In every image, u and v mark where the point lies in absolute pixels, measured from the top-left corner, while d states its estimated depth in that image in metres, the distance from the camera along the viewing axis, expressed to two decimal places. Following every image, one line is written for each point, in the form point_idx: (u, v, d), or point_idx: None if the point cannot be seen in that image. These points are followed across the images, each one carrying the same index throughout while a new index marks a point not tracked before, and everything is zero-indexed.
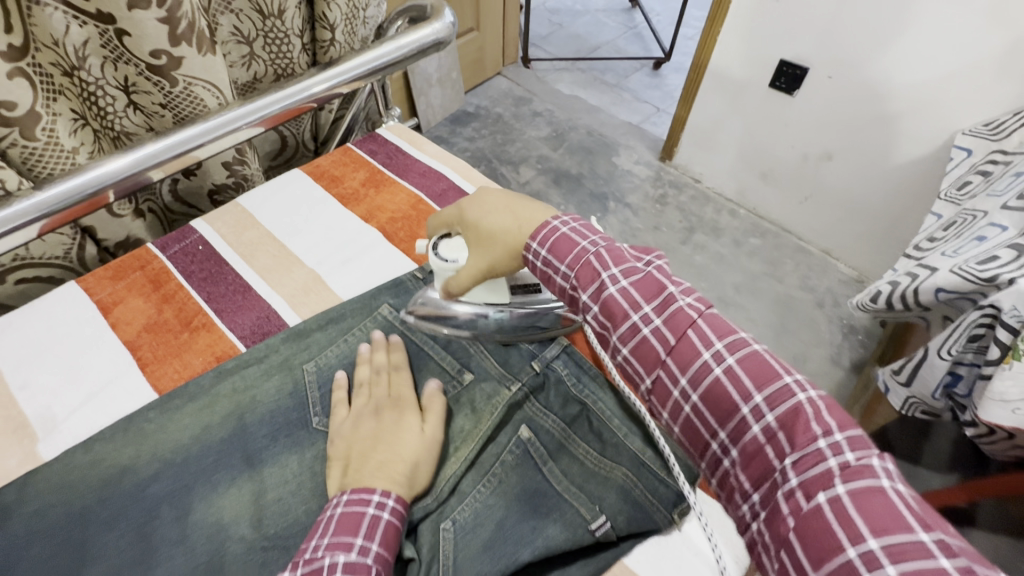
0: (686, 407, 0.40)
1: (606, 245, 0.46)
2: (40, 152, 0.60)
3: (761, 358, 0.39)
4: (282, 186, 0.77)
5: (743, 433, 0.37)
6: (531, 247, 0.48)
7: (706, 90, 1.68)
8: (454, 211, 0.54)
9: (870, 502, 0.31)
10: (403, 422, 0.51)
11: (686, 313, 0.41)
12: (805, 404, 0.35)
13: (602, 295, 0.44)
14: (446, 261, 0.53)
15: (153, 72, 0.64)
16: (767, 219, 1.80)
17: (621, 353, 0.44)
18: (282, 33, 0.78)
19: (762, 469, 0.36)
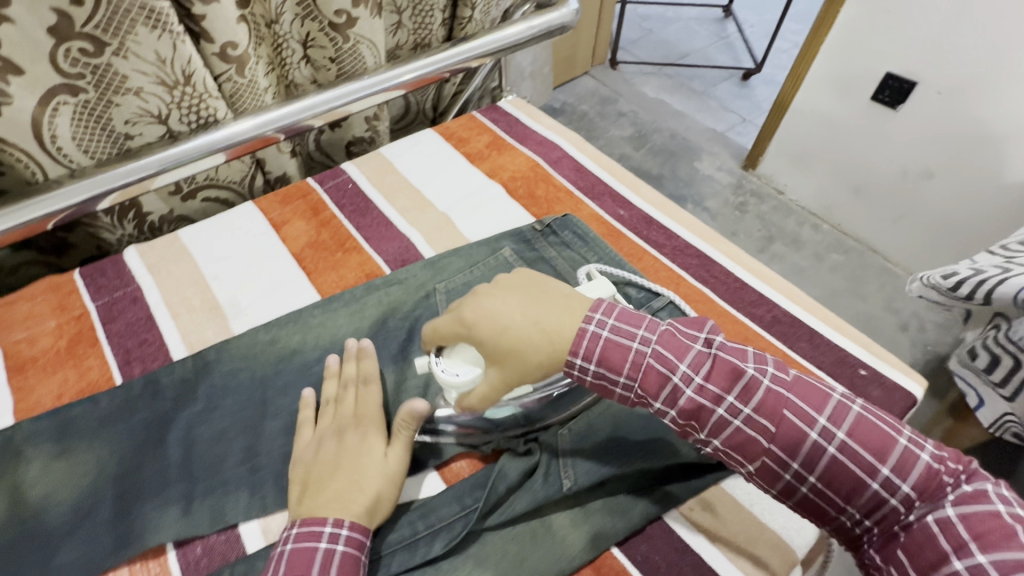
0: (802, 487, 0.43)
1: (656, 337, 0.44)
2: (242, 88, 0.71)
3: (837, 404, 0.43)
4: (417, 142, 0.86)
5: (879, 504, 0.41)
6: (575, 363, 0.44)
7: (801, 100, 1.66)
8: (452, 323, 0.47)
9: (980, 521, 0.38)
10: (366, 447, 0.48)
11: (773, 395, 0.42)
12: (932, 463, 0.40)
13: (677, 400, 0.43)
14: (454, 377, 0.48)
15: (332, 29, 0.75)
16: (852, 237, 1.77)
17: (713, 443, 0.44)
18: (430, 7, 0.88)
19: (818, 473, 0.42)
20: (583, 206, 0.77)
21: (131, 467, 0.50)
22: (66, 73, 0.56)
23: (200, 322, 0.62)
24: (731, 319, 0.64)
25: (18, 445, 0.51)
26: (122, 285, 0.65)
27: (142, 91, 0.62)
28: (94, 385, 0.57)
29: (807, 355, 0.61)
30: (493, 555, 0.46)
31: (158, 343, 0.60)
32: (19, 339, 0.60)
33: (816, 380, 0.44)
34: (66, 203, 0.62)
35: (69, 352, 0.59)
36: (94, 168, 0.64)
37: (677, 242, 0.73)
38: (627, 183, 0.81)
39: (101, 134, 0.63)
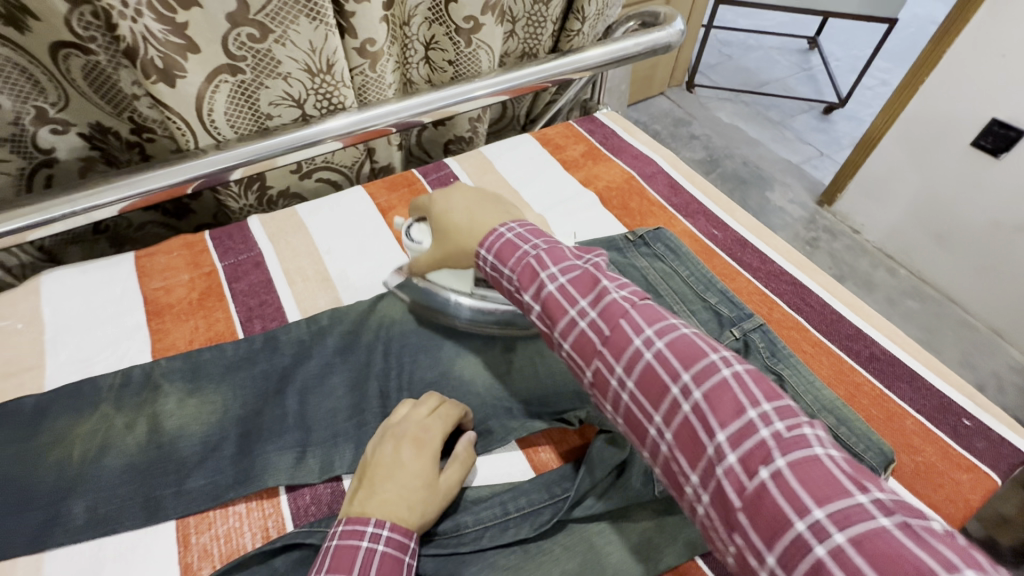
0: (624, 396, 0.39)
1: (546, 247, 0.47)
2: (370, 81, 0.76)
3: (733, 392, 0.34)
4: (516, 145, 0.89)
5: (676, 413, 0.36)
6: (481, 255, 0.50)
7: (891, 138, 1.60)
8: (425, 199, 0.59)
9: (806, 470, 0.30)
10: (419, 463, 0.46)
11: (618, 305, 0.41)
12: (730, 379, 0.35)
13: (543, 295, 0.44)
14: (412, 243, 0.60)
15: (456, 33, 0.79)
16: (930, 285, 1.68)
17: (629, 392, 0.39)
18: (543, 18, 0.92)
19: (712, 482, 0.33)
20: (676, 222, 0.78)
21: (253, 414, 0.55)
22: (232, 55, 0.62)
23: (314, 291, 0.67)
24: (825, 350, 0.63)
25: (156, 380, 0.57)
26: (246, 250, 0.71)
27: (290, 76, 0.68)
28: (220, 335, 0.62)
29: (905, 396, 0.60)
30: (580, 544, 0.47)
31: (277, 305, 0.66)
32: (157, 287, 0.66)
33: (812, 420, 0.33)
34: (210, 169, 0.68)
35: (200, 304, 0.65)
36: (236, 141, 0.70)
37: (771, 267, 0.72)
38: (721, 204, 0.82)
39: (247, 111, 0.70)
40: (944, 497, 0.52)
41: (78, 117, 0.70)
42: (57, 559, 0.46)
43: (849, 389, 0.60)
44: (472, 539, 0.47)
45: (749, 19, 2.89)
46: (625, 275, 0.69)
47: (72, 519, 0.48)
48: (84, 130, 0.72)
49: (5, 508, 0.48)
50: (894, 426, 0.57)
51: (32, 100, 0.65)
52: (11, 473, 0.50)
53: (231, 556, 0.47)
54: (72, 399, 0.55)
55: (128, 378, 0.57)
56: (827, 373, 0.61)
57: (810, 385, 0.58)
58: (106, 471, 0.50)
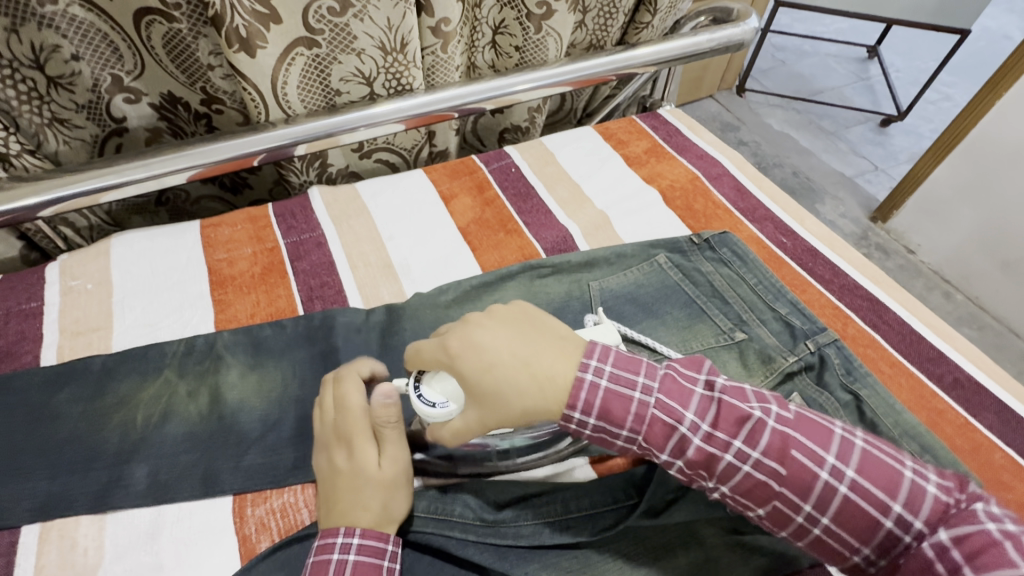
0: (812, 530, 0.39)
1: (658, 385, 0.41)
2: (438, 62, 0.75)
3: (914, 484, 0.38)
4: (577, 138, 0.87)
5: (828, 500, 0.38)
6: (574, 418, 0.40)
7: (961, 152, 1.54)
8: (436, 348, 0.43)
9: (952, 529, 0.36)
10: (354, 461, 0.45)
11: (778, 436, 0.39)
12: (909, 476, 0.38)
13: (687, 452, 0.40)
14: (431, 407, 0.43)
15: (529, 19, 0.77)
16: (987, 312, 1.63)
17: (719, 491, 0.40)
18: (614, 8, 0.89)
19: (881, 544, 0.38)
20: (743, 227, 0.75)
21: (312, 393, 0.55)
22: (311, 28, 0.62)
23: (372, 275, 0.67)
24: (905, 371, 0.60)
25: (217, 350, 0.57)
26: (308, 228, 0.71)
27: (363, 53, 0.67)
28: (281, 312, 0.62)
29: (993, 427, 0.56)
30: (643, 555, 0.45)
31: (336, 285, 0.65)
32: (221, 260, 0.66)
33: (852, 431, 0.41)
34: (277, 143, 0.68)
35: (262, 278, 0.65)
36: (305, 117, 0.70)
37: (845, 280, 0.69)
38: (792, 212, 0.78)
39: (319, 88, 0.69)
40: None
41: (151, 86, 0.70)
42: (121, 522, 0.47)
43: (931, 416, 0.56)
44: (530, 533, 0.46)
45: (805, 24, 2.79)
46: (689, 279, 0.67)
47: (133, 483, 0.48)
48: (155, 100, 0.72)
49: (70, 466, 0.49)
50: (981, 457, 0.53)
51: (110, 66, 0.66)
52: (76, 432, 0.51)
53: (288, 533, 0.47)
54: (136, 363, 0.55)
55: (191, 347, 0.57)
56: (909, 399, 0.57)
57: (891, 408, 0.54)
58: (168, 438, 0.51)
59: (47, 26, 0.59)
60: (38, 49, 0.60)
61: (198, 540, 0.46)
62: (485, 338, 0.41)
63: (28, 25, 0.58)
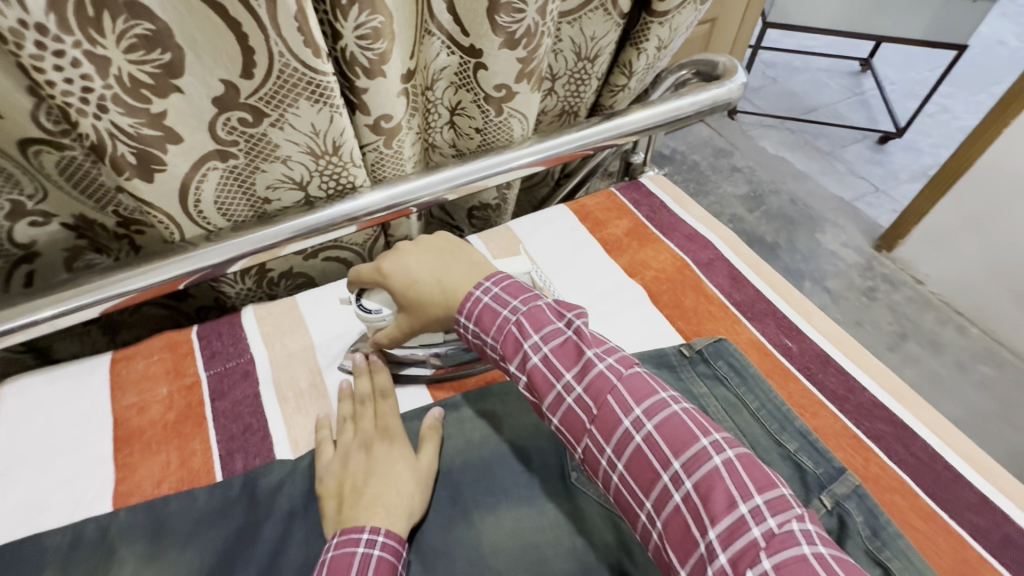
0: (614, 476, 0.43)
1: (526, 309, 0.49)
2: (384, 157, 0.65)
3: (717, 474, 0.39)
4: (551, 220, 0.78)
5: (626, 444, 0.42)
6: (460, 322, 0.52)
7: (973, 178, 1.44)
8: (373, 268, 0.56)
9: (793, 571, 0.34)
10: (396, 454, 0.52)
11: (606, 380, 0.45)
12: (719, 468, 0.39)
13: (526, 366, 0.48)
14: (370, 313, 0.56)
15: (487, 101, 0.68)
16: (1005, 346, 1.55)
17: (552, 421, 0.47)
18: (586, 75, 0.79)
19: (664, 510, 0.40)
20: (740, 328, 0.65)
21: None
22: (221, 140, 0.53)
23: (309, 416, 0.57)
24: (943, 527, 0.50)
25: (110, 540, 0.47)
26: (236, 355, 0.61)
27: (290, 159, 0.58)
28: (193, 476, 0.52)
29: None
30: None
31: (263, 433, 0.55)
32: (130, 406, 0.57)
33: (700, 422, 0.42)
34: (198, 266, 0.59)
35: (176, 429, 0.55)
36: (229, 232, 0.61)
37: (861, 397, 0.59)
38: (795, 305, 0.68)
39: (243, 197, 0.60)
40: None
41: (60, 207, 0.62)
42: None
43: None
44: None
45: (793, 38, 2.72)
46: None
47: None
48: (67, 220, 0.63)
49: None
50: None
51: (5, 194, 0.57)
52: None
53: None
54: (8, 568, 0.45)
55: (79, 538, 0.47)
56: (950, 568, 0.47)
57: None
58: None
59: None
60: None
61: None
62: (415, 274, 0.54)
63: None
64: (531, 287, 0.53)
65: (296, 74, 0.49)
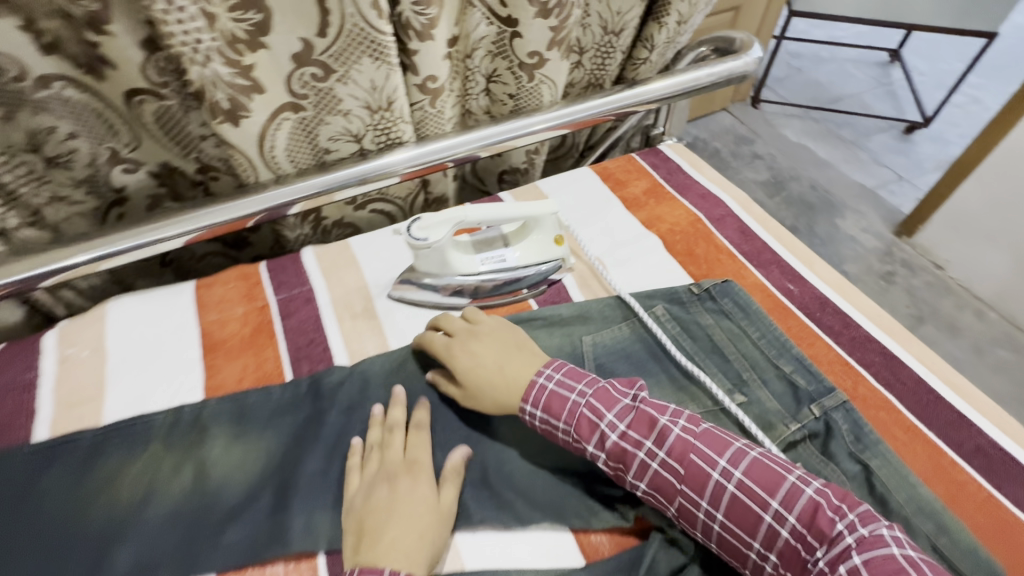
0: (714, 526, 0.46)
1: (592, 391, 0.52)
2: (429, 115, 0.74)
3: (814, 504, 0.43)
4: (575, 180, 0.85)
5: (722, 494, 0.45)
6: (526, 409, 0.53)
7: (994, 162, 1.45)
8: (451, 217, 0.62)
9: (884, 567, 0.38)
10: (416, 492, 0.49)
11: (683, 442, 0.48)
12: (815, 497, 0.43)
13: (605, 444, 0.49)
14: (417, 239, 0.62)
15: (520, 69, 0.76)
16: (1023, 331, 1.55)
17: (640, 487, 0.49)
18: (611, 48, 0.87)
19: (775, 544, 0.43)
20: (746, 274, 0.72)
21: (295, 465, 0.54)
22: (295, 93, 0.62)
23: (361, 334, 0.66)
24: (921, 438, 0.56)
25: (203, 421, 0.57)
26: (299, 284, 0.70)
27: (350, 113, 0.67)
28: (268, 376, 0.62)
29: (1020, 501, 0.51)
30: None
31: (325, 345, 0.65)
32: (213, 321, 0.67)
33: (775, 461, 0.46)
34: (268, 204, 0.68)
35: (252, 340, 0.65)
36: (295, 176, 0.70)
37: (855, 332, 0.65)
38: (799, 255, 0.74)
39: (308, 147, 0.69)
40: None
41: (149, 156, 0.72)
42: None
43: (950, 489, 0.52)
44: None
45: (821, 30, 2.73)
46: (686, 333, 0.64)
47: (115, 568, 0.48)
48: (153, 168, 0.73)
49: (56, 551, 0.49)
50: (1008, 539, 0.49)
51: (107, 142, 0.67)
52: (62, 514, 0.51)
53: None
54: (123, 437, 0.56)
55: (177, 419, 0.57)
56: (924, 468, 0.53)
57: (905, 482, 0.51)
58: (150, 521, 0.50)
59: (41, 111, 0.61)
60: (35, 133, 0.62)
61: None
62: (470, 213, 0.63)
63: (23, 111, 0.60)
64: (585, 368, 0.56)
65: (361, 32, 0.58)
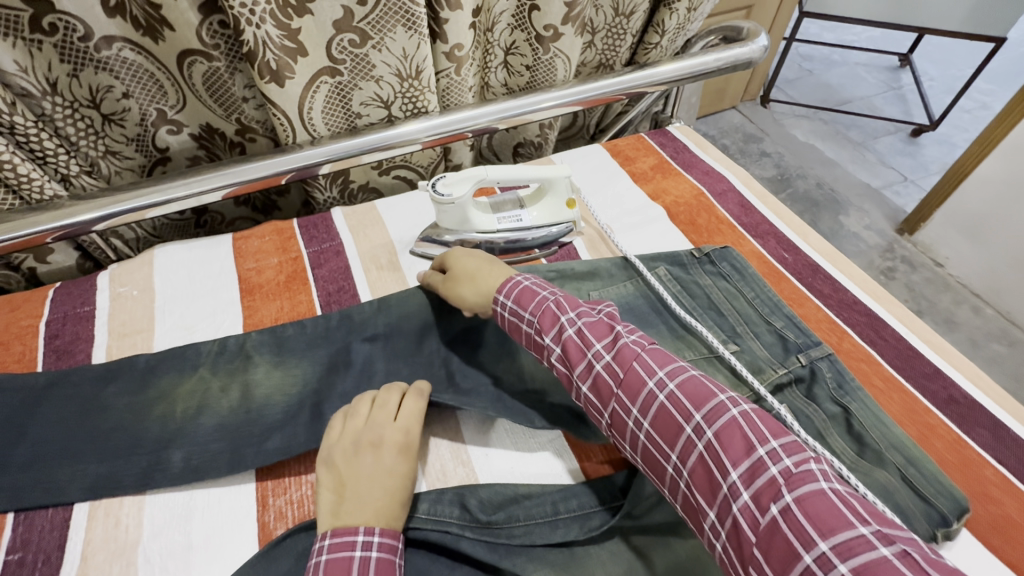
0: (641, 435, 0.46)
1: (564, 296, 0.56)
2: (453, 85, 0.80)
3: (737, 425, 0.41)
4: (586, 155, 0.91)
5: (652, 403, 0.45)
6: (500, 300, 0.58)
7: (994, 161, 1.49)
8: (473, 176, 0.67)
9: (812, 504, 0.36)
10: (383, 466, 0.49)
11: (631, 350, 0.49)
12: (738, 418, 0.41)
13: (561, 338, 0.52)
14: (441, 195, 0.67)
15: (537, 40, 0.82)
16: (1018, 327, 1.58)
17: (581, 388, 0.50)
18: (622, 30, 0.92)
19: (691, 459, 0.42)
20: (744, 242, 0.77)
21: (329, 391, 0.60)
22: (334, 59, 0.68)
23: (386, 284, 0.71)
24: (898, 387, 0.60)
25: (247, 351, 0.62)
26: (329, 239, 0.76)
27: (382, 79, 0.73)
28: (301, 316, 0.68)
29: (986, 444, 0.56)
30: (627, 552, 0.48)
31: (352, 292, 0.70)
32: (250, 268, 0.72)
33: (712, 383, 0.45)
34: (301, 163, 0.74)
35: (287, 286, 0.71)
36: (328, 139, 0.75)
37: (843, 295, 0.70)
38: (795, 228, 0.80)
39: (341, 111, 0.75)
40: (1022, 555, 0.49)
41: (192, 118, 0.78)
42: (155, 503, 0.52)
43: (921, 431, 0.57)
44: (522, 533, 0.49)
45: (833, 32, 2.76)
46: (686, 291, 0.69)
47: (167, 469, 0.54)
48: (195, 130, 0.80)
49: (113, 453, 0.55)
50: (971, 474, 0.54)
51: (156, 102, 0.73)
52: (120, 423, 0.57)
53: (302, 519, 0.51)
54: (172, 362, 0.61)
55: (220, 348, 0.63)
56: (900, 413, 0.58)
57: (879, 422, 0.55)
58: (197, 432, 0.56)
59: (102, 69, 0.67)
60: (95, 90, 0.69)
61: (220, 523, 0.51)
62: (490, 173, 0.68)
63: (86, 69, 0.66)
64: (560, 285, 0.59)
65: (399, 4, 0.64)
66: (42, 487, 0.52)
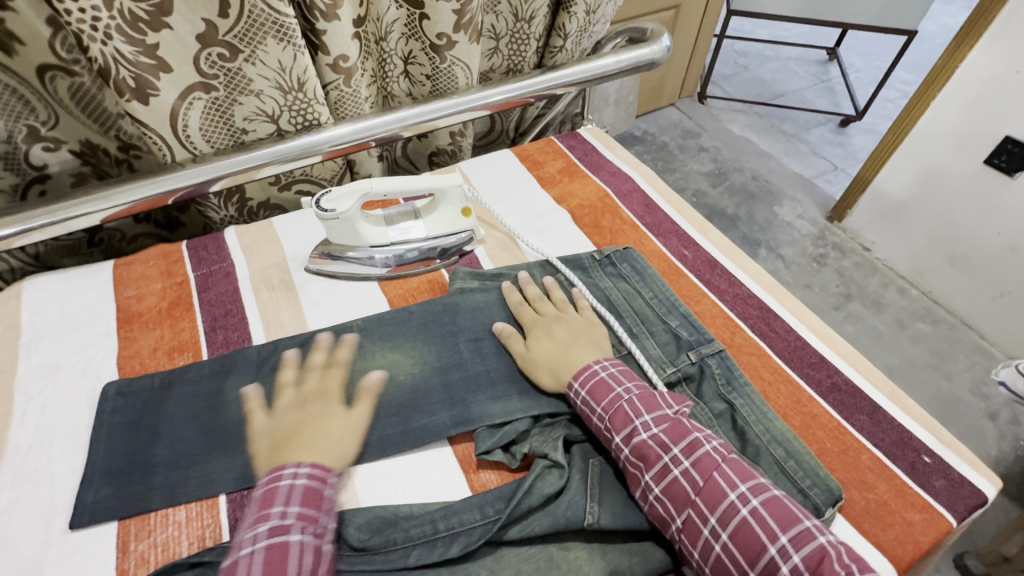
0: (715, 547, 0.45)
1: (639, 391, 0.54)
2: (345, 97, 0.78)
3: (825, 553, 0.41)
4: (494, 161, 0.90)
5: (733, 515, 0.45)
6: (573, 387, 0.56)
7: (905, 150, 1.56)
8: (357, 190, 0.65)
9: None
10: (329, 409, 0.55)
11: (711, 457, 0.48)
12: (826, 547, 0.42)
13: (636, 438, 0.51)
14: (324, 211, 0.65)
15: (432, 50, 0.81)
16: (941, 306, 1.64)
17: (652, 490, 0.49)
18: (525, 35, 0.92)
19: None
20: (646, 242, 0.77)
21: (206, 423, 0.57)
22: (204, 74, 0.65)
23: (277, 305, 0.68)
24: (785, 378, 0.62)
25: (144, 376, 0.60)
26: (219, 260, 0.73)
27: (262, 93, 0.70)
28: (183, 345, 0.64)
29: (864, 429, 0.58)
30: (509, 567, 0.48)
31: (240, 315, 0.67)
32: (130, 296, 0.68)
33: (793, 503, 0.45)
34: (186, 183, 0.70)
35: (168, 313, 0.67)
36: (212, 156, 0.72)
37: (738, 290, 0.71)
38: (696, 224, 0.81)
39: (223, 128, 0.72)
40: (894, 536, 0.50)
41: (69, 134, 0.73)
42: (2, 560, 0.48)
43: (804, 420, 0.58)
44: (398, 557, 0.47)
45: (764, 29, 2.85)
46: (586, 294, 0.69)
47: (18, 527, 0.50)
48: (75, 147, 0.75)
49: None
50: (849, 460, 0.55)
51: (24, 119, 0.68)
52: None
53: (166, 562, 0.48)
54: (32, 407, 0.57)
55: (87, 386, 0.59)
56: (784, 406, 0.59)
57: (762, 416, 0.56)
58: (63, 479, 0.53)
59: None
60: None
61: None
62: (375, 185, 0.66)
63: None
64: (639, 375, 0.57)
65: (263, 16, 0.62)
66: (127, 500, 0.51)
